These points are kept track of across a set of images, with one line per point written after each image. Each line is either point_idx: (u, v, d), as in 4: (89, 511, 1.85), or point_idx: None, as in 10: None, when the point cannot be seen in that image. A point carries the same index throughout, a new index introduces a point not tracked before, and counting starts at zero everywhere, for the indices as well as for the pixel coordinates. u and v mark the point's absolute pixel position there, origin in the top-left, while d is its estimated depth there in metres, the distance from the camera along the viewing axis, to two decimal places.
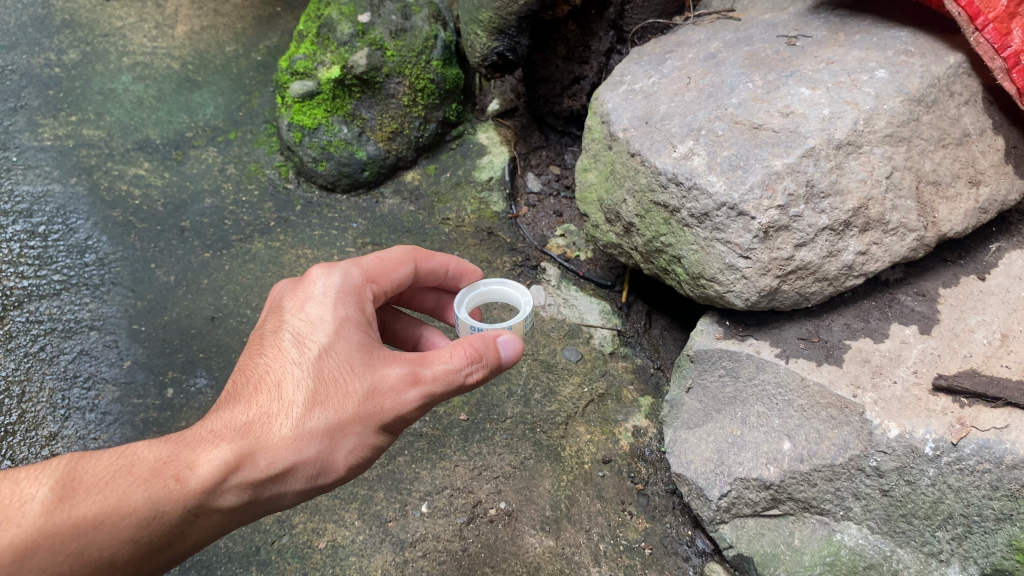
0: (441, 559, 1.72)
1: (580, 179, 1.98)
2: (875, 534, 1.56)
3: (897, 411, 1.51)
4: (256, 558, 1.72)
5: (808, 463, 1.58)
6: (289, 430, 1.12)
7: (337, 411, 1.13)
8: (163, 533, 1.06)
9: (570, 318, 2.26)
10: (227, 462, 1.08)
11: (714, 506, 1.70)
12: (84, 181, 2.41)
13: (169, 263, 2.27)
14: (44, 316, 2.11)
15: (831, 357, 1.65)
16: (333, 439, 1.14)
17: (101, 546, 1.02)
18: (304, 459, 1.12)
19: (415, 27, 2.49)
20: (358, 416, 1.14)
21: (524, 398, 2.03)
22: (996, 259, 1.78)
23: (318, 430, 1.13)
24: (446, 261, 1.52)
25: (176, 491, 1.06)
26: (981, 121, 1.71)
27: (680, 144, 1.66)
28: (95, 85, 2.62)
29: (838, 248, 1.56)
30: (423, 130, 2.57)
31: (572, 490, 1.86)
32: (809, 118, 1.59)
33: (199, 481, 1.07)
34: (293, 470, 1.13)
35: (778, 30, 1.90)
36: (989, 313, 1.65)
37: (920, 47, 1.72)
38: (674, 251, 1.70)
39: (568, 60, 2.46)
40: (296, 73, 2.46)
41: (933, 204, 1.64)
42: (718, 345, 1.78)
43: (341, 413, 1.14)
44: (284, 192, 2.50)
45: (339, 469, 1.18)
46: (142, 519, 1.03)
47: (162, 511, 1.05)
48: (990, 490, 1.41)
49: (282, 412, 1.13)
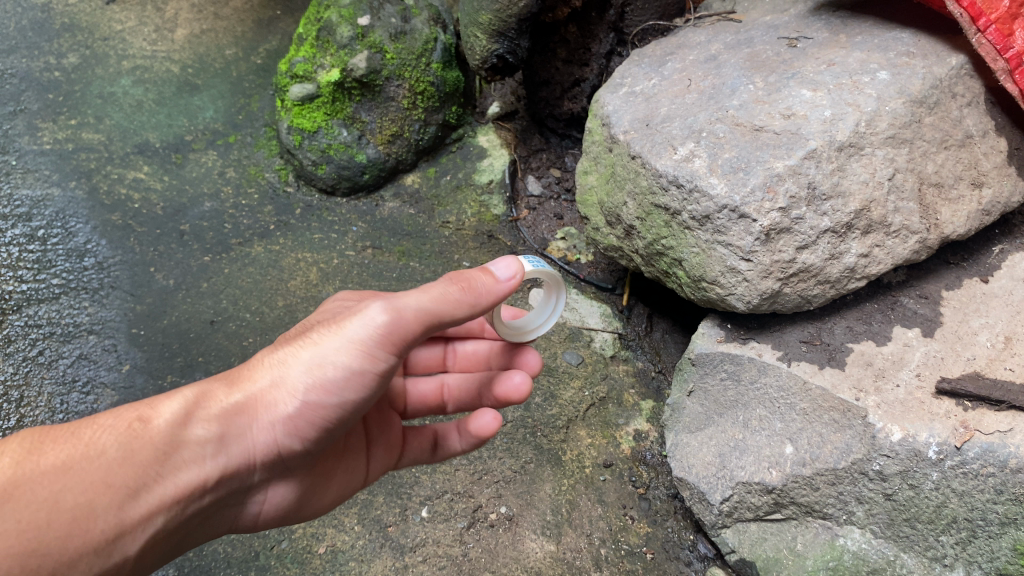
0: (442, 564, 1.71)
1: (580, 181, 1.98)
2: (878, 539, 1.54)
3: (900, 415, 1.50)
4: (254, 563, 1.70)
5: (811, 467, 1.57)
6: (259, 374, 1.10)
7: (306, 344, 1.10)
8: (124, 468, 0.98)
9: (571, 321, 2.25)
10: (193, 401, 1.05)
11: (716, 510, 1.69)
12: (83, 184, 2.40)
13: (168, 267, 2.26)
14: (43, 320, 2.10)
15: (834, 360, 1.64)
16: (301, 368, 1.08)
17: (60, 482, 0.94)
18: (273, 391, 1.08)
19: (415, 29, 2.48)
20: (324, 339, 1.09)
21: (524, 402, 2.02)
22: (999, 261, 1.77)
23: (286, 364, 1.10)
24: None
25: (141, 429, 1.01)
26: (983, 123, 1.70)
27: (681, 146, 1.65)
28: (94, 88, 2.62)
29: (840, 250, 1.55)
30: (423, 132, 2.56)
31: (573, 494, 1.85)
32: (811, 120, 1.59)
33: (164, 416, 1.02)
34: (262, 405, 1.08)
35: (779, 32, 1.89)
36: (992, 315, 1.64)
37: (921, 48, 1.71)
38: (675, 253, 1.69)
39: (568, 62, 2.45)
40: (296, 76, 2.46)
41: (936, 207, 1.63)
42: (720, 348, 1.77)
43: (310, 344, 1.10)
44: (284, 196, 2.49)
45: (315, 406, 1.09)
46: (103, 454, 0.97)
47: (127, 448, 0.99)
48: (994, 494, 1.40)
49: (255, 365, 1.12)
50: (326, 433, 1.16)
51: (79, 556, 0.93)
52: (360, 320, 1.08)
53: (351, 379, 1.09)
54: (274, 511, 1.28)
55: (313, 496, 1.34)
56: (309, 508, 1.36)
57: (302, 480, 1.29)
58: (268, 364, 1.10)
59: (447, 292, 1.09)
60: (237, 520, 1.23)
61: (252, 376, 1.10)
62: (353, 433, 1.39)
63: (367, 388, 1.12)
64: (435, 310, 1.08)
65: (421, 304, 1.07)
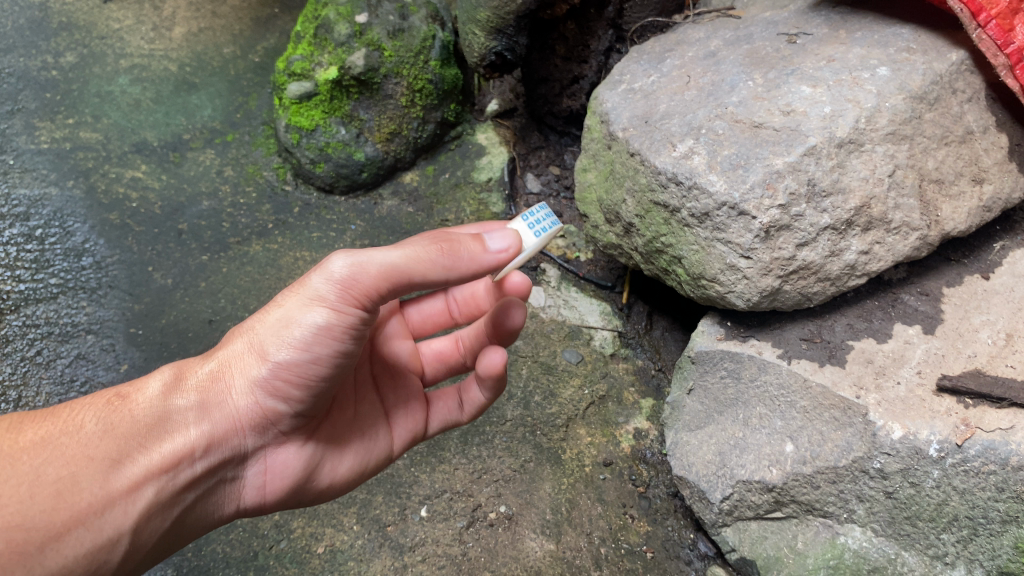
0: (441, 563, 1.71)
1: (580, 179, 1.97)
2: (879, 537, 1.54)
3: (901, 412, 1.50)
4: (254, 563, 1.70)
5: (811, 465, 1.56)
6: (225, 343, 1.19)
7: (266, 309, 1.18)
8: (110, 442, 1.08)
9: (571, 319, 2.24)
10: (172, 375, 1.17)
11: (716, 508, 1.69)
12: (81, 184, 2.40)
13: (166, 266, 2.26)
14: (41, 320, 2.10)
15: (834, 358, 1.63)
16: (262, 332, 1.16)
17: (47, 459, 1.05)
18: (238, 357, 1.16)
19: (413, 27, 2.47)
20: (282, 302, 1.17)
21: (523, 401, 2.01)
22: (1000, 257, 1.76)
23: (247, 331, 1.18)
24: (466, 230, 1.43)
25: (122, 404, 1.12)
26: (984, 119, 1.69)
27: (680, 143, 1.64)
28: (92, 87, 2.61)
29: (840, 247, 1.55)
30: (422, 130, 2.56)
31: (573, 493, 1.84)
32: (810, 116, 1.58)
33: (144, 391, 1.14)
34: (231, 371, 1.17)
35: (778, 28, 1.88)
36: (993, 312, 1.63)
37: (921, 44, 1.70)
38: (675, 251, 1.68)
39: (567, 59, 2.44)
40: (292, 74, 2.44)
41: (936, 203, 1.62)
42: (720, 346, 1.76)
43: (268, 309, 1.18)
44: (282, 194, 2.49)
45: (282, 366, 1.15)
46: (88, 430, 1.08)
47: (107, 422, 1.10)
48: (996, 492, 1.39)
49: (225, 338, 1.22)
50: (307, 394, 1.21)
51: (68, 529, 1.03)
52: (320, 276, 1.10)
53: (319, 336, 1.13)
54: (284, 480, 1.32)
55: (328, 465, 1.40)
56: (326, 478, 1.41)
57: (309, 449, 1.34)
58: (241, 332, 1.18)
59: (422, 251, 1.08)
60: (248, 492, 1.30)
61: (222, 346, 1.19)
62: (359, 401, 1.45)
63: (337, 343, 1.15)
64: (401, 268, 1.07)
65: (389, 261, 1.07)
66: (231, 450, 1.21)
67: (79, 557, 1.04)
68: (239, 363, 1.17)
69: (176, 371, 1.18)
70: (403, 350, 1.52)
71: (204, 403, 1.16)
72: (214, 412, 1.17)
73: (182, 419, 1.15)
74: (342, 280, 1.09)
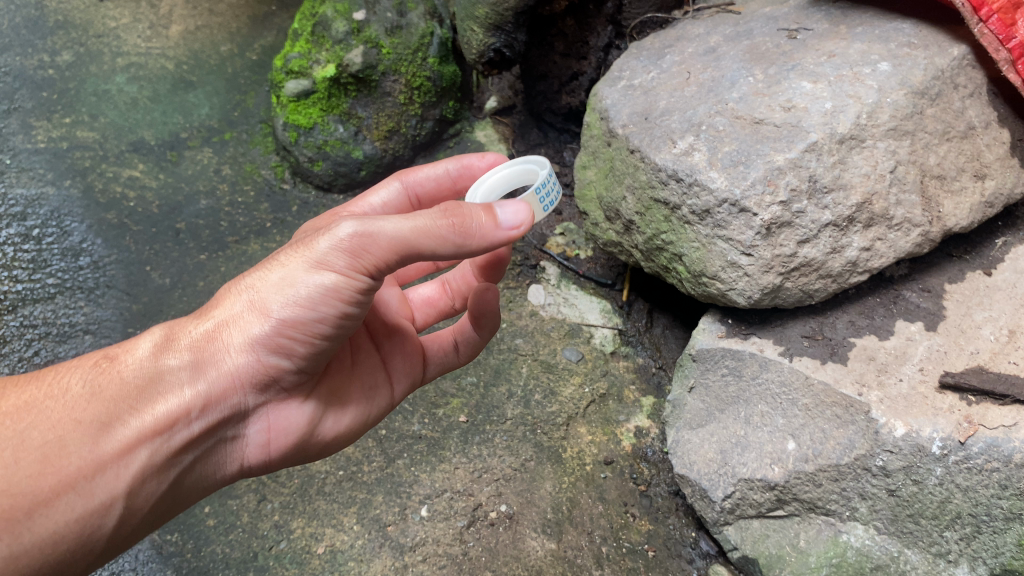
0: (441, 563, 1.69)
1: (579, 176, 1.95)
2: (882, 535, 1.53)
3: (904, 409, 1.49)
4: (254, 564, 1.69)
5: (813, 463, 1.55)
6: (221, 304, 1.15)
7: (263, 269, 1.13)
8: (100, 405, 1.07)
9: (570, 317, 2.24)
10: (163, 337, 1.14)
11: (718, 507, 1.67)
12: (78, 183, 2.39)
13: (164, 265, 2.25)
14: (38, 320, 2.08)
15: (836, 355, 1.62)
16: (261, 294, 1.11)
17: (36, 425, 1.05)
18: (235, 317, 1.12)
19: (411, 24, 2.46)
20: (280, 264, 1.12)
21: (524, 399, 2.00)
22: (1003, 253, 1.75)
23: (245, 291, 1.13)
24: (443, 167, 1.50)
25: (112, 368, 1.10)
26: (986, 114, 1.68)
27: (680, 139, 1.63)
28: (88, 86, 2.60)
29: (842, 244, 1.54)
30: (420, 128, 2.54)
31: (573, 492, 1.84)
32: (811, 112, 1.57)
33: (133, 355, 1.12)
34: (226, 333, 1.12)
35: (779, 23, 1.87)
36: (996, 308, 1.62)
37: (923, 39, 1.69)
38: (676, 248, 1.67)
39: (566, 55, 2.43)
40: (290, 72, 2.44)
41: (939, 199, 1.61)
42: (721, 344, 1.75)
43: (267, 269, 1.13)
44: (280, 193, 2.48)
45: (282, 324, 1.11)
46: (75, 394, 1.07)
47: (95, 386, 1.08)
48: (999, 489, 1.39)
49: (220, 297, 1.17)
50: (309, 351, 1.17)
51: (55, 493, 1.03)
52: (326, 241, 1.06)
53: (323, 296, 1.09)
54: (287, 438, 1.29)
55: (330, 420, 1.37)
56: (328, 433, 1.38)
57: (311, 407, 1.31)
58: (240, 291, 1.13)
59: (431, 224, 1.02)
60: (252, 451, 1.27)
61: (217, 307, 1.14)
62: (354, 348, 1.43)
63: (340, 304, 1.11)
64: (406, 239, 1.03)
65: (394, 233, 1.03)
66: (231, 409, 1.18)
67: (71, 520, 1.04)
68: (238, 323, 1.12)
69: (169, 333, 1.15)
70: (391, 294, 1.55)
71: (195, 363, 1.12)
72: (211, 372, 1.13)
73: (175, 380, 1.11)
74: (345, 242, 1.05)
